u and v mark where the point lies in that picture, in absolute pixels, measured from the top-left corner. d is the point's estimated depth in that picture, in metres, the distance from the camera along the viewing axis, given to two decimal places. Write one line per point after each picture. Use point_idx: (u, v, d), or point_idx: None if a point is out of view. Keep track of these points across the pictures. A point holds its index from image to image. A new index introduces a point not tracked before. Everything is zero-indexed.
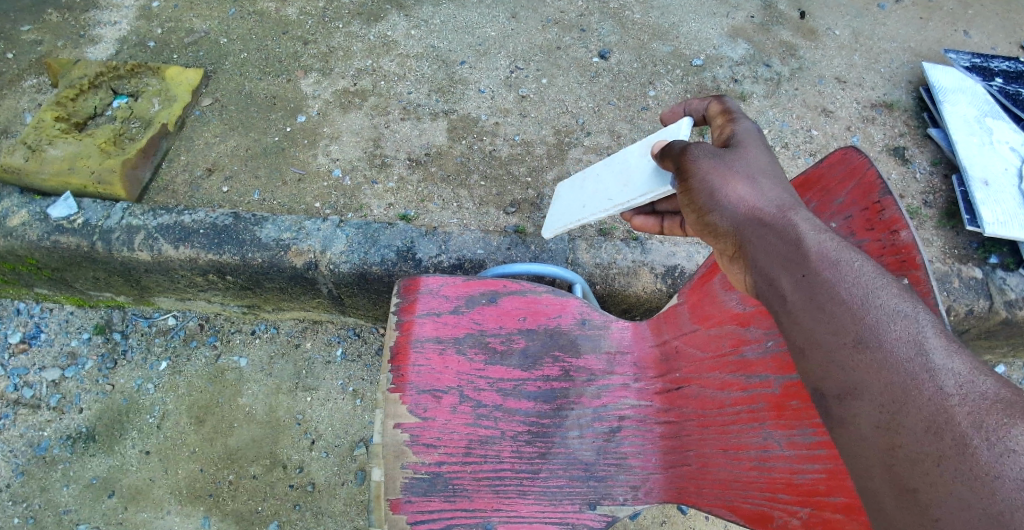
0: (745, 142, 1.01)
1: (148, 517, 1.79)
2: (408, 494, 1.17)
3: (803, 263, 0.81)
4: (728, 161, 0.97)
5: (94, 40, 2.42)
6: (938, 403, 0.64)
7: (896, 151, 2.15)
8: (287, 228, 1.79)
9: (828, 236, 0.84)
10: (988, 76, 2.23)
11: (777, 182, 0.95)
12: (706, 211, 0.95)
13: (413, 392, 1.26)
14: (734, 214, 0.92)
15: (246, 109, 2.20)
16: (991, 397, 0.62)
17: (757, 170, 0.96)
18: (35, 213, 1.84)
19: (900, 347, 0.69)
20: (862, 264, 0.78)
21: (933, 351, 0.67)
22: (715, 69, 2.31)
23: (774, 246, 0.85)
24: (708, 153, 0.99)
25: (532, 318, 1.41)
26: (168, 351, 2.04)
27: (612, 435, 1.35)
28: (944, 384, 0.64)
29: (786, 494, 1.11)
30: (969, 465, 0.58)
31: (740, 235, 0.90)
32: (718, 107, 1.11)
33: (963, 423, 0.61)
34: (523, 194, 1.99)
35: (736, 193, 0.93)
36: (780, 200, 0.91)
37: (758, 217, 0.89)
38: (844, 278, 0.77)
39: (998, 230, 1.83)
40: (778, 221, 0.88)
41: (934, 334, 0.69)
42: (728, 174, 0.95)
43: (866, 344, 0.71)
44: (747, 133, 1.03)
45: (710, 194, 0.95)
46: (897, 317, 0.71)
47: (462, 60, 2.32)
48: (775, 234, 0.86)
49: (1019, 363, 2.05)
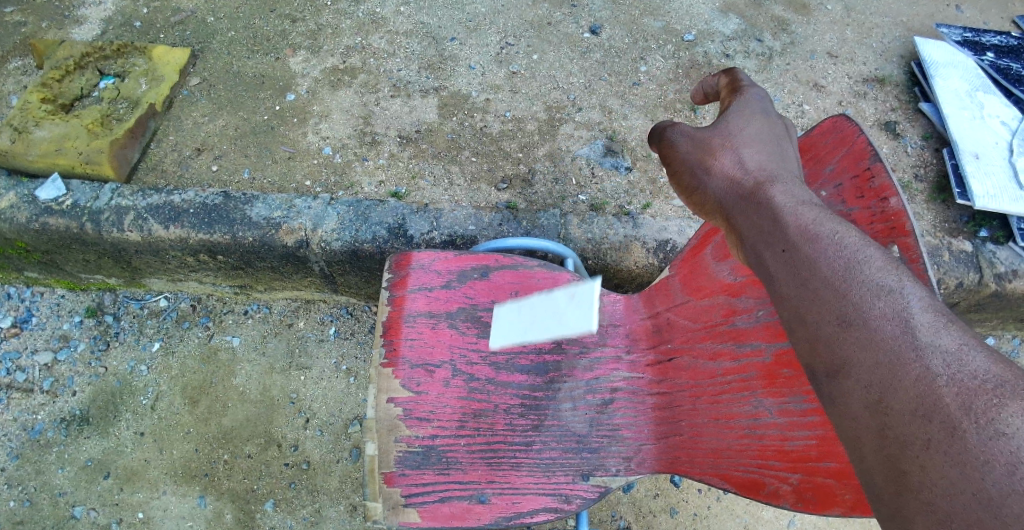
0: (737, 113, 0.97)
1: (145, 498, 1.80)
2: (401, 467, 1.18)
3: (784, 239, 0.81)
4: (710, 137, 0.97)
5: (79, 21, 2.38)
6: (925, 385, 0.61)
7: (888, 126, 2.15)
8: (277, 206, 1.78)
9: (812, 208, 0.83)
10: (980, 51, 2.23)
11: (765, 152, 0.93)
12: (693, 190, 0.97)
13: (406, 366, 1.27)
14: (720, 190, 0.93)
15: (235, 88, 2.18)
16: (981, 377, 0.59)
17: (742, 139, 0.95)
18: (23, 195, 1.82)
19: (883, 325, 0.68)
20: (845, 236, 0.77)
21: (918, 326, 0.65)
22: (707, 44, 2.30)
23: (758, 223, 0.86)
24: (688, 133, 0.99)
25: (524, 292, 1.39)
26: (160, 333, 2.03)
27: (605, 407, 1.35)
28: (932, 364, 0.62)
29: (778, 461, 1.12)
30: (959, 448, 0.56)
31: (727, 211, 0.92)
32: (726, 80, 1.05)
33: (951, 405, 0.58)
34: (514, 170, 1.98)
35: (718, 168, 0.94)
36: (765, 171, 0.91)
37: (742, 193, 0.90)
38: (823, 252, 0.77)
39: (989, 203, 1.84)
40: (761, 196, 0.87)
41: (922, 310, 0.67)
42: (709, 150, 0.96)
43: (850, 321, 0.70)
44: (744, 103, 0.98)
45: (693, 174, 0.97)
46: (880, 292, 0.70)
47: (452, 37, 2.29)
48: (759, 210, 0.86)
49: (1009, 335, 2.07)
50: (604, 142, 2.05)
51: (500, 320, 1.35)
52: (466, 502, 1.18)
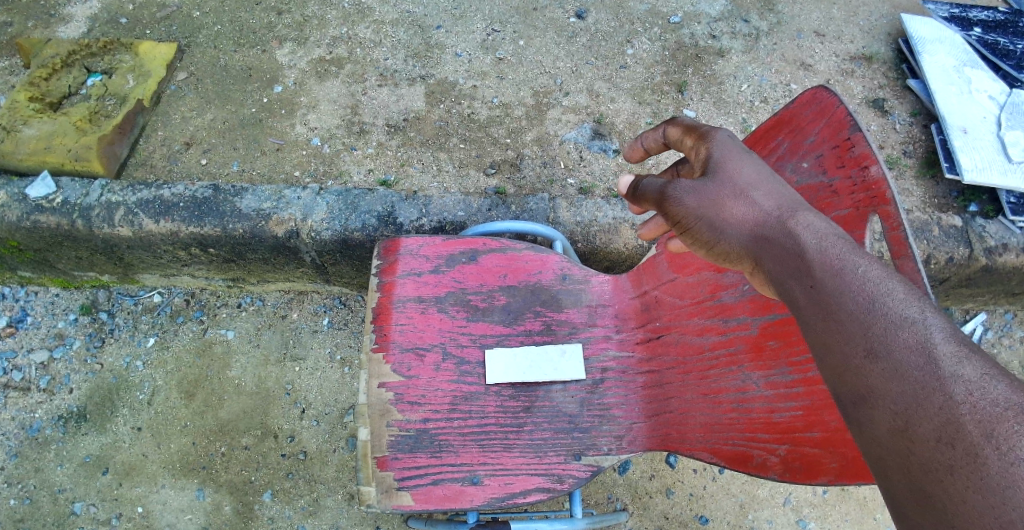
0: (724, 159, 0.94)
1: (144, 492, 1.80)
2: (394, 451, 1.19)
3: (809, 274, 0.77)
4: (715, 187, 0.91)
5: (65, 20, 2.37)
6: (948, 412, 0.58)
7: (876, 103, 2.15)
8: (266, 198, 1.78)
9: (831, 239, 0.79)
10: (967, 26, 2.23)
11: (771, 190, 0.90)
12: (715, 242, 0.90)
13: (397, 351, 1.28)
14: (744, 236, 0.87)
15: (222, 81, 2.17)
16: (1003, 404, 0.56)
17: (747, 183, 0.91)
18: (13, 194, 1.82)
19: (907, 356, 0.64)
20: (868, 270, 0.73)
21: (942, 356, 0.61)
22: (693, 26, 2.30)
23: (783, 262, 0.81)
24: (691, 187, 0.92)
25: (513, 275, 1.41)
26: (155, 328, 2.04)
27: (596, 387, 1.35)
28: (954, 391, 0.59)
29: (765, 433, 1.13)
30: (979, 475, 0.53)
31: (754, 256, 0.87)
32: (677, 130, 1.06)
33: (972, 432, 0.55)
34: (502, 155, 1.99)
35: (734, 215, 0.88)
36: (779, 209, 0.87)
37: (764, 236, 0.85)
38: (849, 286, 0.73)
39: (977, 176, 1.86)
40: (779, 234, 0.84)
41: (946, 339, 0.63)
42: (718, 199, 0.90)
43: (875, 353, 0.66)
44: (725, 147, 0.96)
45: (711, 226, 0.90)
46: (903, 323, 0.66)
47: (438, 25, 2.29)
48: (780, 250, 0.82)
49: (1001, 310, 2.07)
50: (592, 126, 2.06)
51: (494, 362, 1.32)
52: (458, 483, 1.18)
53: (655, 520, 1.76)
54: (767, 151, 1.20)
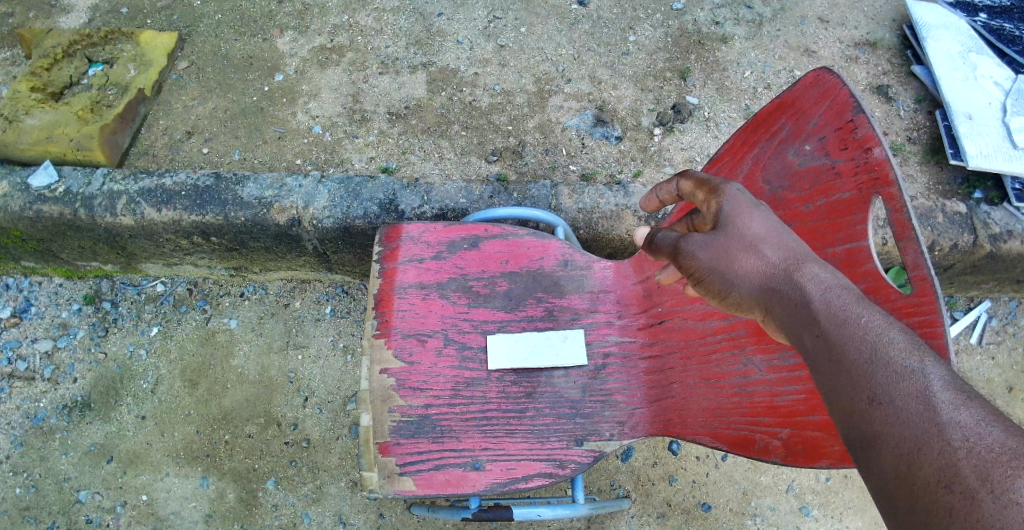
0: (733, 213, 0.92)
1: (148, 480, 1.81)
2: (396, 436, 1.19)
3: (815, 323, 0.77)
4: (725, 240, 0.90)
5: (66, 10, 2.36)
6: (946, 456, 0.58)
7: (881, 90, 2.13)
8: (268, 186, 1.78)
9: (838, 290, 0.78)
10: (973, 12, 2.21)
11: (783, 243, 0.88)
12: (726, 293, 0.89)
13: (399, 336, 1.28)
14: (754, 287, 0.86)
15: (223, 70, 2.17)
16: (998, 449, 0.55)
17: (759, 236, 0.89)
18: (16, 183, 1.81)
19: (907, 403, 0.64)
20: (870, 319, 0.73)
21: (940, 403, 0.62)
22: (696, 12, 2.28)
23: (792, 313, 0.81)
24: (703, 241, 0.91)
25: (514, 261, 1.40)
26: (158, 317, 2.04)
27: (598, 373, 1.34)
28: (952, 437, 0.59)
29: (767, 417, 1.14)
30: (975, 518, 0.52)
31: (767, 306, 0.85)
32: (689, 183, 1.03)
33: (969, 477, 0.55)
34: (505, 142, 1.98)
35: (746, 268, 0.87)
36: (789, 261, 0.85)
37: (774, 287, 0.84)
38: (852, 335, 0.73)
39: (981, 163, 1.85)
40: (785, 286, 0.83)
41: (944, 386, 0.63)
42: (730, 251, 0.89)
43: (878, 399, 0.67)
44: (735, 201, 0.94)
45: (723, 278, 0.88)
46: (903, 371, 0.66)
47: (439, 12, 2.28)
48: (789, 302, 0.81)
49: (1005, 297, 2.06)
50: (594, 112, 2.05)
51: (496, 347, 1.32)
52: (460, 469, 1.18)
53: (657, 507, 1.77)
54: (770, 134, 1.19)
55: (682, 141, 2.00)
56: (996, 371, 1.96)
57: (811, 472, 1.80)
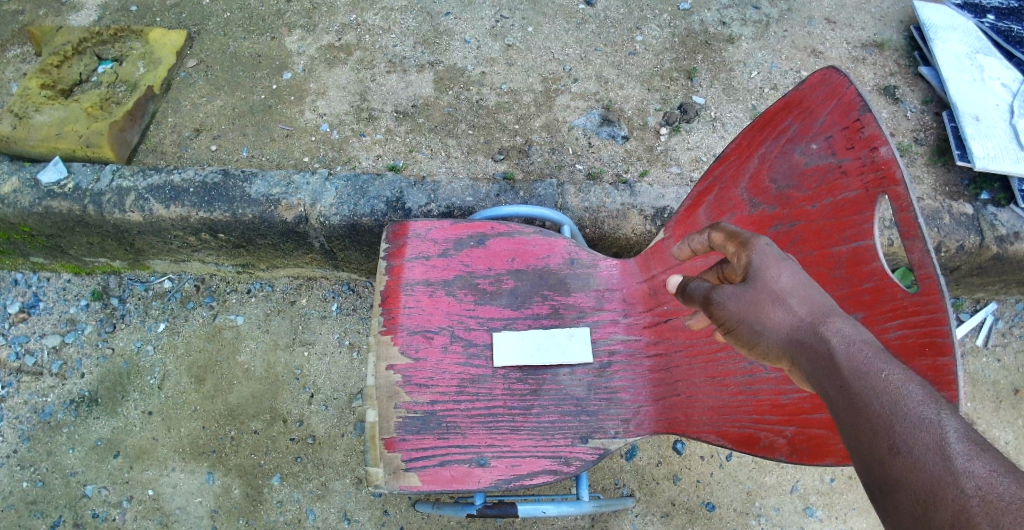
0: (763, 265, 0.87)
1: (155, 475, 1.82)
2: (402, 432, 1.20)
3: (839, 376, 0.73)
4: (755, 291, 0.85)
5: (76, 8, 2.38)
6: (958, 503, 0.56)
7: (888, 91, 2.13)
8: (275, 183, 1.79)
9: (864, 344, 0.74)
10: (980, 14, 2.20)
11: (812, 297, 0.83)
12: (754, 344, 0.84)
13: (405, 333, 1.29)
14: (781, 338, 0.81)
15: (231, 68, 2.18)
16: (1009, 498, 0.53)
17: (789, 289, 0.84)
18: (25, 179, 1.83)
19: (923, 452, 0.61)
20: (893, 371, 0.69)
21: (956, 453, 0.59)
22: (703, 12, 2.28)
23: (818, 367, 0.76)
24: (732, 291, 0.86)
25: (521, 259, 1.41)
26: (165, 313, 2.05)
27: (604, 371, 1.35)
28: (965, 485, 0.56)
29: (772, 415, 1.15)
30: None
31: (794, 359, 0.80)
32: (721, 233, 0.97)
33: (981, 524, 0.52)
34: (511, 141, 1.99)
35: (774, 320, 0.82)
36: (819, 315, 0.80)
37: (801, 340, 0.80)
38: (876, 388, 0.68)
39: (988, 164, 1.85)
40: (811, 338, 0.78)
41: (960, 437, 0.60)
42: (759, 303, 0.84)
43: (896, 448, 0.63)
44: (764, 253, 0.88)
45: (752, 330, 0.84)
46: (920, 422, 0.63)
47: (447, 11, 2.29)
48: (816, 355, 0.77)
49: (1012, 300, 2.06)
50: (600, 112, 2.05)
51: (501, 344, 1.33)
52: (466, 465, 1.18)
53: (661, 506, 1.77)
54: (776, 132, 1.19)
55: (689, 141, 2.00)
56: (1002, 374, 1.95)
57: (815, 472, 1.81)
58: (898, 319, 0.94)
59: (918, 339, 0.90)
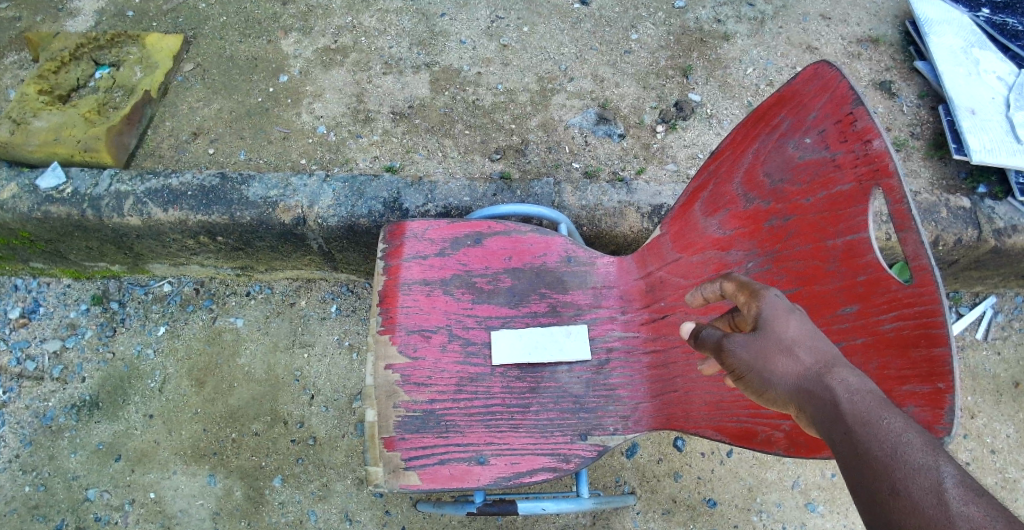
0: (773, 314, 0.86)
1: (156, 478, 1.83)
2: (401, 431, 1.20)
3: (843, 423, 0.72)
4: (766, 339, 0.84)
5: (73, 14, 2.39)
6: None
7: (883, 86, 2.14)
8: (273, 186, 1.79)
9: (869, 394, 0.74)
10: (976, 7, 2.19)
11: (822, 347, 0.83)
12: (763, 391, 0.84)
13: (403, 332, 1.29)
14: (789, 385, 0.81)
15: (228, 71, 2.19)
16: None
17: (799, 339, 0.83)
18: (24, 185, 1.83)
19: (920, 495, 0.60)
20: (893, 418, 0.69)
21: (951, 497, 0.58)
22: (698, 10, 2.29)
23: (823, 414, 0.76)
24: (743, 340, 0.86)
25: (518, 258, 1.41)
26: (165, 317, 2.06)
27: (602, 368, 1.35)
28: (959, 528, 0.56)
29: (770, 409, 1.14)
30: None
31: (801, 406, 0.80)
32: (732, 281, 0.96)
33: None
34: (507, 141, 2.00)
35: (782, 369, 0.82)
36: (827, 364, 0.80)
37: (809, 388, 0.79)
38: (876, 433, 0.68)
39: (985, 157, 1.86)
40: (817, 386, 0.78)
41: (956, 482, 0.59)
42: (768, 351, 0.84)
43: (895, 491, 0.62)
44: (774, 303, 0.87)
45: (761, 377, 0.84)
46: (917, 467, 0.62)
47: (442, 12, 2.29)
48: (822, 403, 0.76)
49: (1011, 292, 2.06)
50: (596, 110, 2.06)
51: (499, 342, 1.33)
52: (465, 463, 1.18)
53: (662, 503, 1.77)
54: (769, 127, 1.19)
55: (684, 138, 2.01)
56: (1002, 367, 1.95)
57: (815, 467, 1.80)
58: (893, 312, 0.94)
59: (912, 331, 0.90)
